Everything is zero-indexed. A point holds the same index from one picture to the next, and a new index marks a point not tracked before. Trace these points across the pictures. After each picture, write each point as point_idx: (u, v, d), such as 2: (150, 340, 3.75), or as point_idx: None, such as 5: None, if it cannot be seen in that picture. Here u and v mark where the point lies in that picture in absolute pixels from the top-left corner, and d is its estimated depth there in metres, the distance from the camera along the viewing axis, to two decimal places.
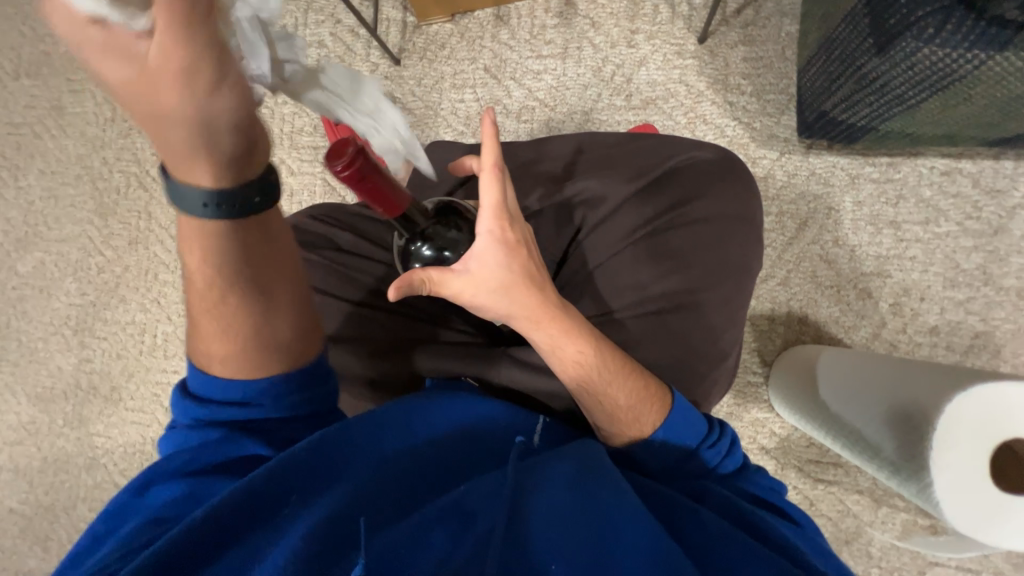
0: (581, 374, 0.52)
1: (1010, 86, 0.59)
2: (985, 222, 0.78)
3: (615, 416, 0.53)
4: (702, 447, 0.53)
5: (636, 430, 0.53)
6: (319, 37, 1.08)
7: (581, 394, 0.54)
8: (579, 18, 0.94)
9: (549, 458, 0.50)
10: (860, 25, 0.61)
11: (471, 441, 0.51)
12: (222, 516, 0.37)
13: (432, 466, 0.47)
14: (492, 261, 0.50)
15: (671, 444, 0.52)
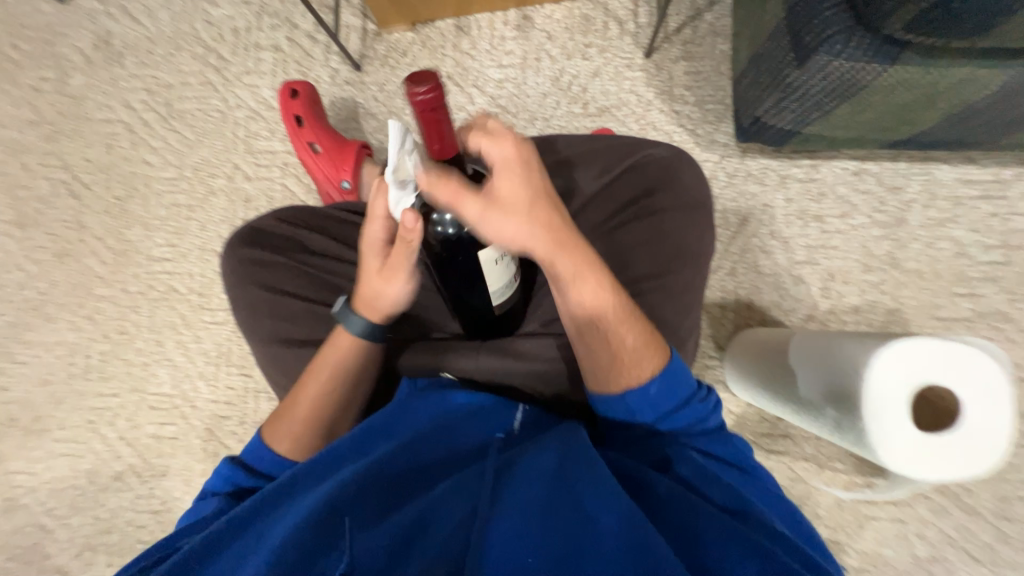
0: (593, 309, 0.52)
1: (906, 94, 0.60)
2: (892, 214, 0.90)
3: (619, 357, 0.53)
4: (691, 401, 0.55)
5: (635, 375, 0.53)
6: (274, 41, 1.06)
7: (590, 332, 0.53)
8: (535, 31, 1.00)
9: (528, 450, 0.51)
10: (783, 41, 0.63)
11: (448, 440, 0.53)
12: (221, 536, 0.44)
13: (414, 464, 0.50)
14: (518, 186, 0.46)
15: (662, 398, 0.53)
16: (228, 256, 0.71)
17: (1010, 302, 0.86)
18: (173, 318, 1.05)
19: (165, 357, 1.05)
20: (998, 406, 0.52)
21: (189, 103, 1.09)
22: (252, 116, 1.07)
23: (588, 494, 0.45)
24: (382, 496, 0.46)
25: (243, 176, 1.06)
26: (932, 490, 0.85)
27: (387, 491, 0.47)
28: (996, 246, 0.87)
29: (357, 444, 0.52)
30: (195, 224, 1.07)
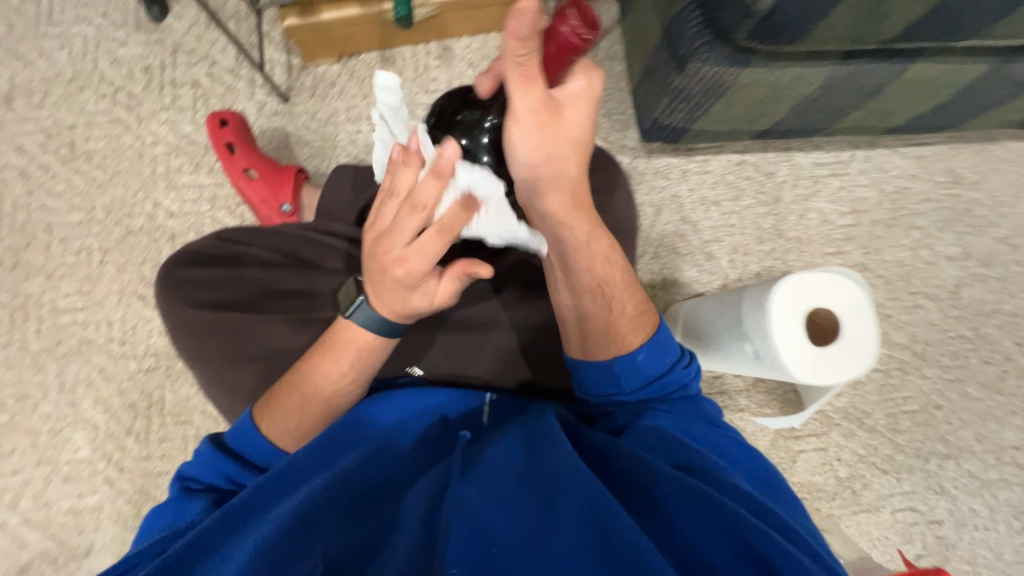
0: (601, 274, 0.61)
1: (760, 91, 0.76)
2: (771, 194, 1.08)
3: (615, 321, 0.61)
4: (676, 367, 0.61)
5: (628, 338, 0.60)
6: (193, 77, 1.06)
7: (595, 294, 0.61)
8: (457, 60, 1.10)
9: (493, 445, 0.56)
10: (665, 56, 0.78)
11: (418, 444, 0.58)
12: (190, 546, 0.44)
13: (388, 467, 0.54)
14: (569, 128, 0.51)
15: (649, 363, 0.60)
16: (166, 282, 0.70)
17: (865, 255, 1.07)
18: (90, 373, 0.95)
19: (82, 418, 0.94)
20: (862, 314, 0.64)
21: (97, 143, 1.03)
22: (172, 151, 1.03)
23: (557, 470, 0.50)
24: (358, 500, 0.49)
25: (166, 213, 1.01)
26: (840, 419, 1.00)
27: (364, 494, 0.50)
28: (849, 212, 1.08)
29: (325, 451, 0.54)
30: (111, 267, 0.99)
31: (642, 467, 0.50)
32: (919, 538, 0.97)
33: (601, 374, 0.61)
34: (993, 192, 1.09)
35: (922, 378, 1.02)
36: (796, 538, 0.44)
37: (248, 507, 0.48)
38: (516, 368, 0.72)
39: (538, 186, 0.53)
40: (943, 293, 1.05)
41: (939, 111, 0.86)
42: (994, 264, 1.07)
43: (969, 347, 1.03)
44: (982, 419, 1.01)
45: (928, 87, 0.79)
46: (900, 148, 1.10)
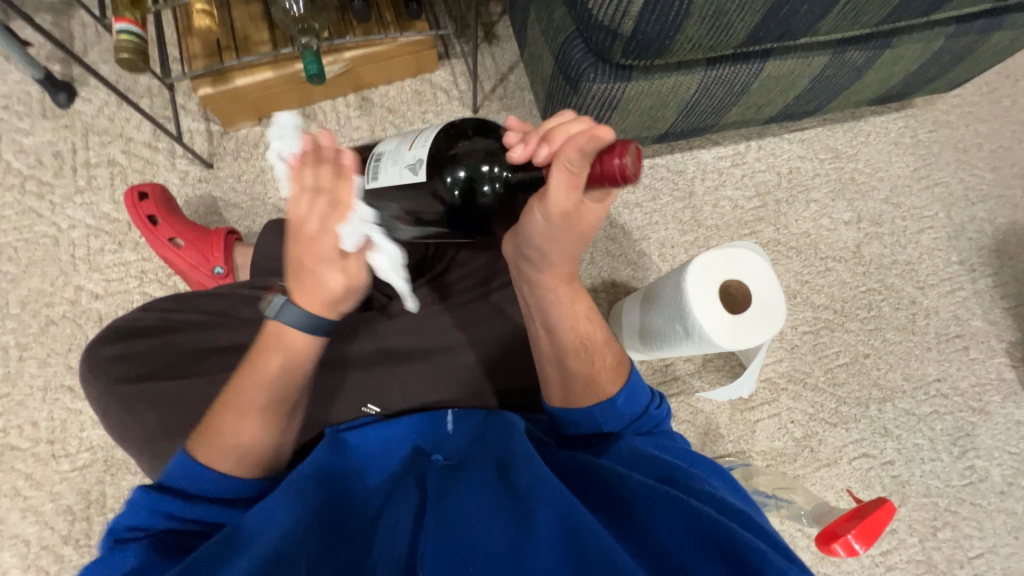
0: (586, 331, 0.66)
1: (646, 100, 0.86)
2: (685, 190, 1.18)
3: (595, 371, 0.65)
4: (650, 411, 0.65)
5: (604, 388, 0.64)
6: (108, 157, 1.04)
7: (578, 347, 0.65)
8: (377, 108, 1.15)
9: (467, 470, 0.59)
10: (559, 81, 0.86)
11: (392, 481, 0.60)
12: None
13: (366, 506, 0.56)
14: (583, 218, 0.56)
15: (628, 406, 0.64)
16: (93, 357, 0.67)
17: (777, 231, 1.18)
18: (15, 482, 0.87)
19: (11, 534, 0.85)
20: (767, 280, 0.72)
21: (7, 235, 0.99)
22: (92, 233, 1.00)
23: (535, 471, 0.53)
24: (340, 534, 0.50)
25: (90, 296, 0.97)
26: (785, 383, 1.07)
27: (346, 529, 0.51)
28: (754, 195, 1.20)
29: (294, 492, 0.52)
30: (32, 362, 0.92)
31: (619, 480, 0.55)
32: (877, 480, 1.04)
33: (583, 420, 0.64)
34: (867, 161, 1.24)
35: (847, 332, 1.12)
36: (755, 527, 0.49)
37: (209, 551, 0.44)
38: (472, 386, 0.73)
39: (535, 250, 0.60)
40: (848, 253, 1.18)
41: (804, 99, 0.99)
42: (883, 221, 1.21)
43: (879, 298, 1.15)
44: (905, 359, 1.12)
45: (788, 80, 0.91)
46: (785, 135, 1.24)
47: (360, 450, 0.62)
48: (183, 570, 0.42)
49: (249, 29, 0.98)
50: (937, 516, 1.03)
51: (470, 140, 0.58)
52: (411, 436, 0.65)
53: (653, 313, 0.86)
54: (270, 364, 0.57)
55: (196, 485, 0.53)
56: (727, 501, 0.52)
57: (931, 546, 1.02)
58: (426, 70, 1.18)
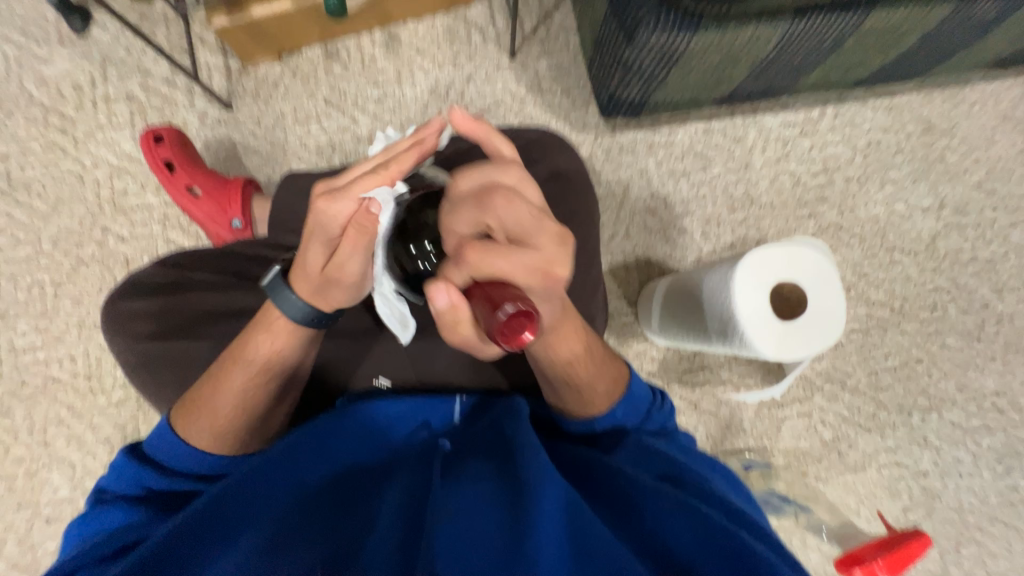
0: (573, 369, 0.58)
1: (712, 57, 0.73)
2: (741, 160, 1.05)
3: (585, 396, 0.60)
4: (651, 413, 0.63)
5: (596, 407, 0.60)
6: (126, 91, 1.00)
7: (565, 384, 0.59)
8: (404, 47, 1.04)
9: (469, 452, 0.57)
10: (613, 28, 0.74)
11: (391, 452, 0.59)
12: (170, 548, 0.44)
13: (361, 477, 0.55)
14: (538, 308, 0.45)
15: (627, 413, 0.61)
16: (112, 311, 0.68)
17: (840, 215, 1.05)
18: (59, 411, 0.93)
19: (57, 457, 0.92)
20: (828, 286, 0.63)
21: (34, 171, 0.98)
22: (115, 173, 0.99)
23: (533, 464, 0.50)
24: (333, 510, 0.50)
25: (117, 238, 0.97)
26: (822, 382, 1.00)
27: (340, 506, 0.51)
28: (821, 171, 1.06)
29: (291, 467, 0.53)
30: (66, 300, 0.95)
31: (623, 480, 0.51)
32: (905, 490, 0.99)
33: (582, 421, 0.62)
34: (965, 137, 1.06)
35: (902, 333, 1.02)
36: (767, 538, 0.45)
37: (209, 525, 0.47)
38: (484, 369, 0.70)
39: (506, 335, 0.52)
40: (920, 246, 1.04)
41: (906, 59, 0.83)
42: (970, 211, 1.05)
43: (947, 299, 1.03)
44: (962, 368, 1.01)
45: (891, 37, 0.76)
46: (870, 101, 1.07)
47: (362, 419, 0.60)
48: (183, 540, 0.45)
49: None
50: (963, 532, 0.99)
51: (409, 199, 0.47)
52: (421, 414, 0.63)
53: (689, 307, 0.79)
54: (252, 349, 0.55)
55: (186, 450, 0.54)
56: (737, 508, 0.49)
57: (950, 559, 0.98)
58: (460, 4, 1.04)
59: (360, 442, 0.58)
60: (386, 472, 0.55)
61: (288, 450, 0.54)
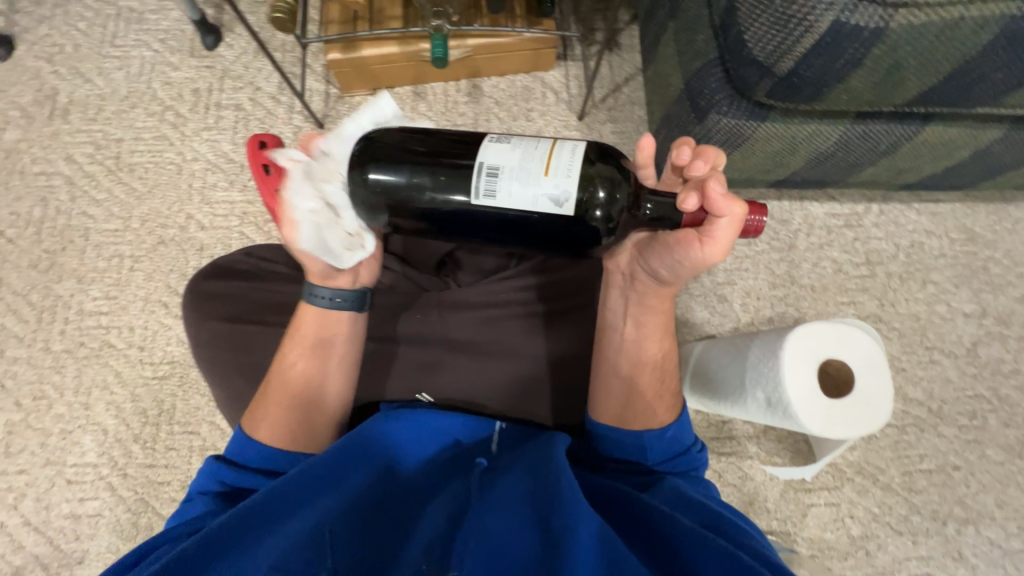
0: (661, 359, 0.66)
1: (774, 144, 0.80)
2: (785, 241, 1.10)
3: (657, 397, 0.65)
4: (690, 451, 0.65)
5: (660, 413, 0.65)
6: (236, 101, 1.12)
7: (653, 369, 0.66)
8: (485, 97, 1.15)
9: (505, 473, 0.57)
10: (685, 107, 0.82)
11: (427, 468, 0.61)
12: (218, 537, 0.47)
13: (398, 489, 0.57)
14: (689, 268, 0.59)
15: (665, 450, 0.63)
16: (193, 290, 0.73)
17: (880, 307, 1.07)
18: (106, 376, 0.97)
19: (92, 421, 0.95)
20: (875, 372, 0.67)
21: (140, 156, 1.09)
22: (210, 168, 1.09)
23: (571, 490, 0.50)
24: (373, 515, 0.52)
25: (198, 226, 1.06)
26: (853, 473, 0.97)
27: (379, 514, 0.53)
28: (863, 263, 1.09)
29: (336, 469, 0.55)
30: (139, 274, 1.02)
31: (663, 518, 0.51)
32: None
33: (630, 446, 0.63)
34: (1009, 252, 1.09)
35: (939, 436, 1.00)
36: None
37: (255, 516, 0.49)
38: (531, 401, 0.71)
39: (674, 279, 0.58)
40: (960, 350, 1.04)
41: (955, 172, 0.88)
42: (1013, 323, 1.05)
43: (987, 408, 1.01)
44: (1002, 484, 0.98)
45: (944, 149, 0.81)
46: (914, 204, 1.11)
47: (401, 427, 0.61)
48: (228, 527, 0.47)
49: (384, 3, 1.01)
50: None
51: (594, 163, 0.52)
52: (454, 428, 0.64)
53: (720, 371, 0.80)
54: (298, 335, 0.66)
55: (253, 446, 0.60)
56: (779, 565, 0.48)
57: None
58: (541, 68, 1.17)
59: (399, 453, 0.60)
60: (422, 490, 0.57)
61: (331, 451, 0.55)
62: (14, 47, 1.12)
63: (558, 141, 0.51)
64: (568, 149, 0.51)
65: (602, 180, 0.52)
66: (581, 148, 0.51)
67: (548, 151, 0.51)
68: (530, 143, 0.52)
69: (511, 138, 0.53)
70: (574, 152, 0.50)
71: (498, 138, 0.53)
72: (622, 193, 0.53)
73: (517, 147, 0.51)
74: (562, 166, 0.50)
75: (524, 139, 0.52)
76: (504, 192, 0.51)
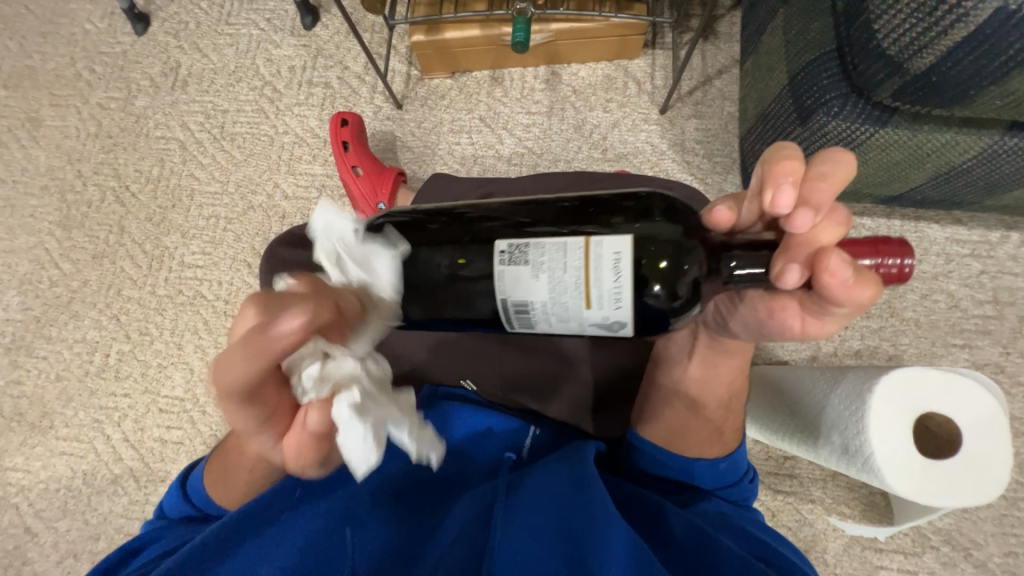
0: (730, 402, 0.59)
1: (893, 153, 0.69)
2: None
3: (723, 430, 0.60)
4: (740, 481, 0.60)
5: (721, 447, 0.59)
6: (326, 79, 1.18)
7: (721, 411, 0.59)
8: (563, 85, 1.12)
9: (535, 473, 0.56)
10: (787, 105, 0.73)
11: (454, 459, 0.61)
12: (258, 509, 0.51)
13: (428, 478, 0.58)
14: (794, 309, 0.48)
15: (716, 480, 0.58)
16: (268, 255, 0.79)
17: (1004, 355, 0.90)
18: (196, 322, 1.09)
19: (183, 360, 1.08)
20: (991, 435, 0.56)
21: (241, 127, 1.19)
22: (297, 142, 1.16)
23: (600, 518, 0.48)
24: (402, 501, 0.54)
25: (282, 195, 1.14)
26: (939, 542, 0.84)
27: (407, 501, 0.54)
28: (988, 301, 0.92)
29: None
30: (230, 235, 1.13)
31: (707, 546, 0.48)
32: None
33: (673, 468, 0.59)
34: None
35: None
36: None
37: (295, 491, 0.53)
38: (577, 406, 0.68)
39: (757, 336, 0.50)
40: None
41: None
42: None
43: None
44: None
45: None
46: None
47: (432, 423, 0.62)
48: (269, 499, 0.52)
49: None
50: None
51: (654, 221, 0.45)
52: (486, 424, 0.64)
53: (784, 401, 0.72)
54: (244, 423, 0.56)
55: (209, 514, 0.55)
56: None
57: None
58: (626, 56, 1.10)
59: None
60: (450, 480, 0.59)
61: None
62: (150, 24, 1.26)
63: (595, 253, 0.42)
64: (609, 265, 0.42)
65: (665, 246, 0.44)
66: (626, 259, 0.42)
67: (584, 272, 0.42)
68: (556, 261, 0.43)
69: (529, 251, 0.44)
70: (618, 270, 0.42)
71: (510, 252, 0.44)
72: (693, 254, 0.44)
73: (542, 272, 0.43)
74: (605, 292, 0.42)
75: (545, 251, 0.43)
76: (541, 313, 0.44)
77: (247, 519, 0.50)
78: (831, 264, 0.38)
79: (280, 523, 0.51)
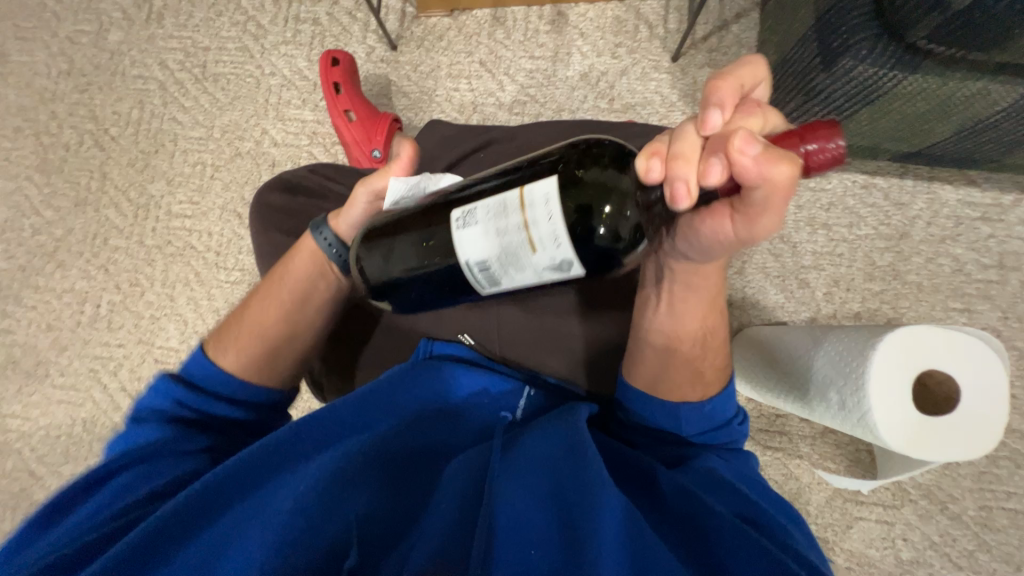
0: (702, 336, 0.58)
1: (918, 103, 0.65)
2: (896, 228, 0.93)
3: (701, 364, 0.58)
4: (732, 422, 0.59)
5: (704, 383, 0.58)
6: (314, 15, 1.10)
7: (698, 344, 0.58)
8: (569, 27, 1.04)
9: (529, 439, 0.55)
10: (810, 48, 0.68)
11: (446, 420, 0.59)
12: (237, 475, 0.48)
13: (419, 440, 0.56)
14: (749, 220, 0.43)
15: (709, 420, 0.57)
16: (255, 202, 0.76)
17: (1002, 320, 0.90)
18: (188, 274, 1.07)
19: (176, 312, 1.06)
20: (989, 393, 0.57)
21: (224, 66, 1.11)
22: (285, 85, 1.09)
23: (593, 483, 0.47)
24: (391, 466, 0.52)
25: (271, 142, 1.08)
26: (918, 495, 0.87)
27: (396, 467, 0.53)
28: (994, 266, 0.91)
29: (359, 413, 0.56)
30: (218, 183, 1.08)
31: (702, 509, 0.47)
32: None
33: (661, 414, 0.58)
34: None
35: None
36: None
37: (279, 456, 0.51)
38: (569, 360, 0.69)
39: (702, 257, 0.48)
40: None
41: None
42: None
43: None
44: None
45: None
46: None
47: (423, 388, 0.60)
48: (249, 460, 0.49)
49: None
50: None
51: (603, 169, 0.44)
52: (481, 384, 0.63)
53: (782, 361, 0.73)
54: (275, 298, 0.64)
55: (207, 379, 0.59)
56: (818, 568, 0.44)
57: None
58: None
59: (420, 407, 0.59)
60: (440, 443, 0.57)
61: (354, 399, 0.56)
62: None
63: (526, 203, 0.41)
64: (541, 212, 0.40)
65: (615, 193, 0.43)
66: (557, 203, 0.40)
67: (515, 222, 0.41)
68: (494, 214, 0.42)
69: (476, 213, 0.43)
70: (552, 212, 0.40)
71: (463, 216, 0.44)
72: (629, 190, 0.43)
73: (488, 229, 0.42)
74: (544, 236, 0.40)
75: (488, 205, 0.42)
76: (499, 269, 0.43)
77: (229, 481, 0.48)
78: (738, 144, 0.35)
79: (266, 488, 0.49)
